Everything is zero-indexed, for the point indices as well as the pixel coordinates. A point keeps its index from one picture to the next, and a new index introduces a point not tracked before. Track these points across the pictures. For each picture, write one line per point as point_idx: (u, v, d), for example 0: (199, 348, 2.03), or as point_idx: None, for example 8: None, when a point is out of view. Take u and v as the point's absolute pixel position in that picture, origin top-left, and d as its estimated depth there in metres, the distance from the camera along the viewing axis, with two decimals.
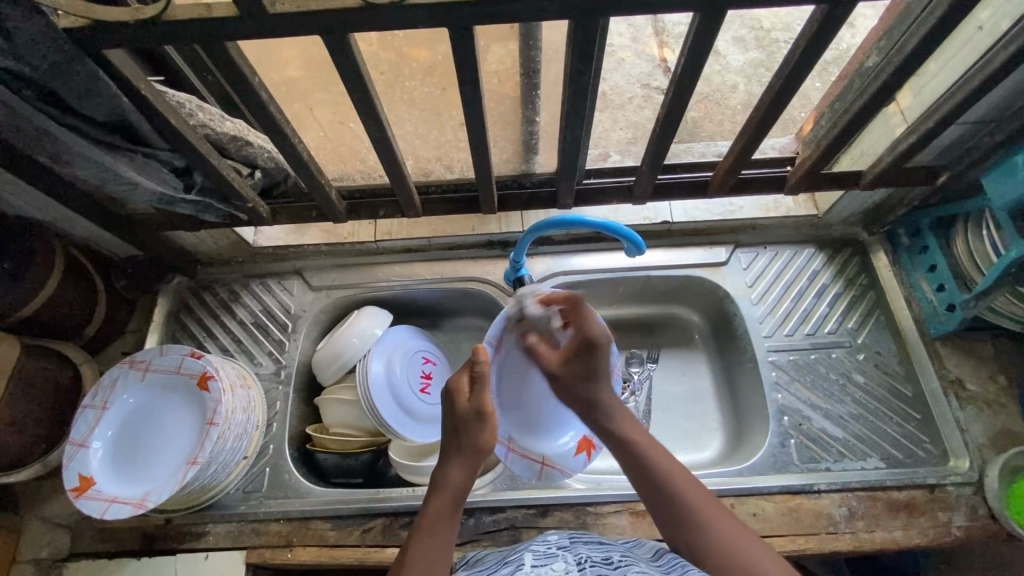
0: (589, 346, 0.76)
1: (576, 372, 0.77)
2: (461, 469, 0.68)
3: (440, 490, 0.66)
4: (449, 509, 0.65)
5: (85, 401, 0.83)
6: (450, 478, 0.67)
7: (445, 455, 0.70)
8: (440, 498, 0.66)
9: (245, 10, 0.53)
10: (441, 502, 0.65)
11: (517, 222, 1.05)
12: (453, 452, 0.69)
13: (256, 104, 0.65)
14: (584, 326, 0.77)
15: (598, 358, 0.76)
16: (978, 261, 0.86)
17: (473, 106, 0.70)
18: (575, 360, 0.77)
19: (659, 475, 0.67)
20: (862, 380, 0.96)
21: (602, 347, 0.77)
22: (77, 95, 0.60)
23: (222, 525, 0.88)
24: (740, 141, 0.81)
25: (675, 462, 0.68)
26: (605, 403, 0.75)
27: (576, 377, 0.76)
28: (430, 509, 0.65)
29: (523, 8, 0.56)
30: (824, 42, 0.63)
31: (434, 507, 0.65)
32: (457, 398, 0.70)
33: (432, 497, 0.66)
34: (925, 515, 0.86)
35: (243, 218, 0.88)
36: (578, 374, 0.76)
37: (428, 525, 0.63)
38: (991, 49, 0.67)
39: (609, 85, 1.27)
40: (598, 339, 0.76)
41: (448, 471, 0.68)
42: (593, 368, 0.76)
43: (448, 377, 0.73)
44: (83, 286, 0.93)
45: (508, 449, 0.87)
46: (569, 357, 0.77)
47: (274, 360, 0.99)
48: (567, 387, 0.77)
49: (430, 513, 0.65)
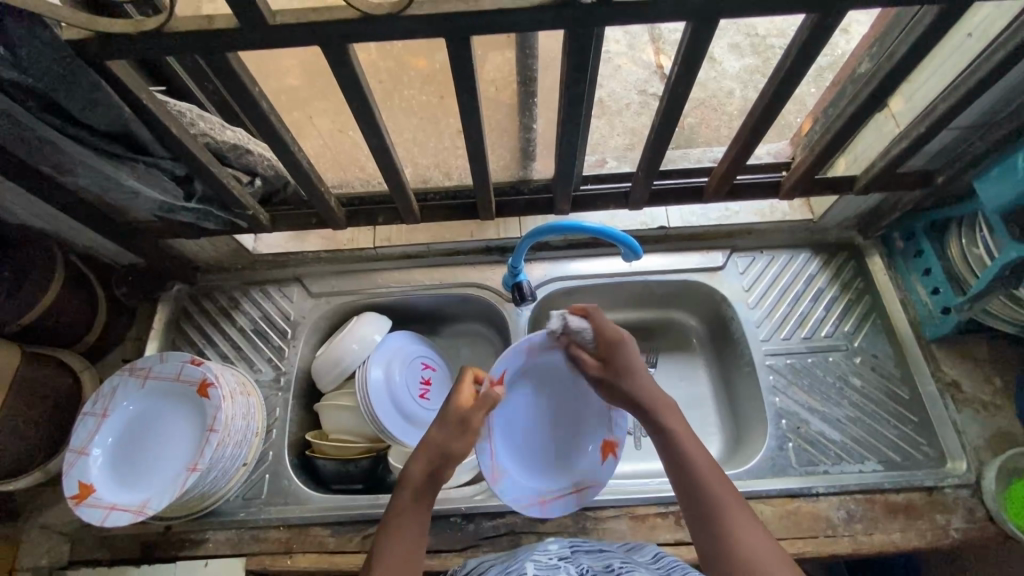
0: (615, 347, 0.78)
1: (611, 371, 0.79)
2: (425, 464, 0.69)
3: (403, 486, 0.68)
4: (412, 503, 0.67)
5: (85, 409, 0.84)
6: (412, 472, 0.69)
7: (418, 447, 0.72)
8: (403, 491, 0.68)
9: (246, 22, 0.54)
10: (405, 496, 0.68)
11: (515, 228, 1.08)
12: (421, 448, 0.71)
13: (256, 114, 0.66)
14: (604, 327, 0.80)
15: (629, 354, 0.78)
16: (971, 265, 0.86)
17: (470, 113, 0.70)
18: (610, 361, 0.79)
19: (694, 476, 0.67)
20: (858, 383, 0.96)
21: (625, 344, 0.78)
22: (79, 106, 0.61)
23: (222, 532, 0.89)
24: (734, 146, 0.82)
25: (712, 466, 0.68)
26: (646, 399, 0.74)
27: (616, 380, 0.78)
28: (398, 501, 0.68)
29: (518, 18, 0.57)
30: (815, 50, 0.64)
31: (397, 502, 0.67)
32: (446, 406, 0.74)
33: (398, 491, 0.69)
34: (923, 518, 0.86)
35: (242, 226, 0.89)
36: (614, 372, 0.78)
37: (391, 518, 0.66)
38: (980, 56, 0.68)
39: (606, 92, 1.28)
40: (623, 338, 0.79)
41: (412, 467, 0.69)
42: (625, 365, 0.77)
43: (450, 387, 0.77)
44: (84, 294, 0.93)
45: (546, 505, 0.84)
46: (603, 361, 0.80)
47: (273, 367, 1.00)
48: (608, 388, 0.79)
49: (395, 507, 0.67)
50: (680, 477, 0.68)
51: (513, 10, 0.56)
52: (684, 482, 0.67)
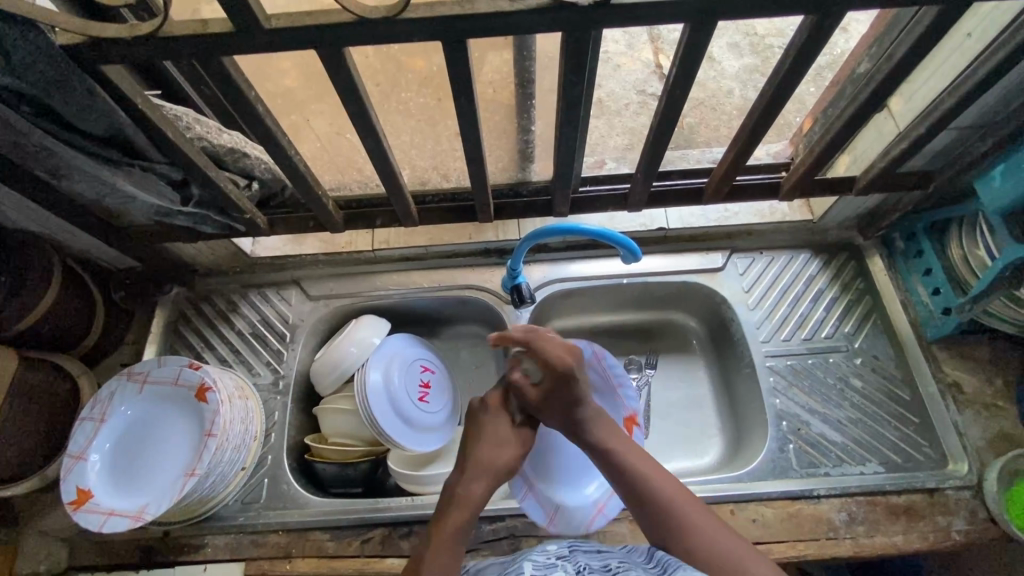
0: (560, 375, 0.72)
1: (561, 407, 0.73)
2: (484, 483, 0.69)
3: (460, 501, 0.67)
4: (466, 522, 0.66)
5: (82, 414, 0.83)
6: (473, 489, 0.69)
7: (472, 461, 0.71)
8: (459, 505, 0.67)
9: (242, 26, 0.54)
10: (458, 512, 0.67)
11: (514, 230, 1.07)
12: (478, 463, 0.70)
13: (252, 117, 0.65)
14: (550, 356, 0.73)
15: (575, 385, 0.72)
16: (973, 266, 0.86)
17: (466, 116, 0.70)
18: (555, 394, 0.72)
19: (647, 485, 0.66)
20: (859, 384, 0.96)
21: (575, 372, 0.73)
22: (74, 111, 0.61)
23: (221, 537, 0.88)
24: (732, 148, 0.82)
25: (662, 472, 0.68)
26: (591, 422, 0.72)
27: (557, 407, 0.73)
28: (447, 515, 0.67)
29: (516, 22, 0.57)
30: (816, 50, 0.63)
31: (451, 517, 0.66)
32: (502, 418, 0.75)
33: (451, 506, 0.68)
34: (925, 520, 0.86)
35: (240, 229, 0.88)
36: (560, 402, 0.72)
37: (443, 536, 0.64)
38: (980, 56, 0.68)
39: (604, 92, 1.28)
40: (574, 370, 0.72)
41: (471, 484, 0.69)
42: (571, 394, 0.72)
43: (488, 395, 0.77)
44: (82, 299, 0.93)
45: (611, 505, 0.85)
46: (548, 390, 0.72)
47: (272, 370, 0.99)
48: (551, 415, 0.73)
49: (447, 522, 0.66)
50: (628, 489, 0.67)
51: (511, 12, 0.55)
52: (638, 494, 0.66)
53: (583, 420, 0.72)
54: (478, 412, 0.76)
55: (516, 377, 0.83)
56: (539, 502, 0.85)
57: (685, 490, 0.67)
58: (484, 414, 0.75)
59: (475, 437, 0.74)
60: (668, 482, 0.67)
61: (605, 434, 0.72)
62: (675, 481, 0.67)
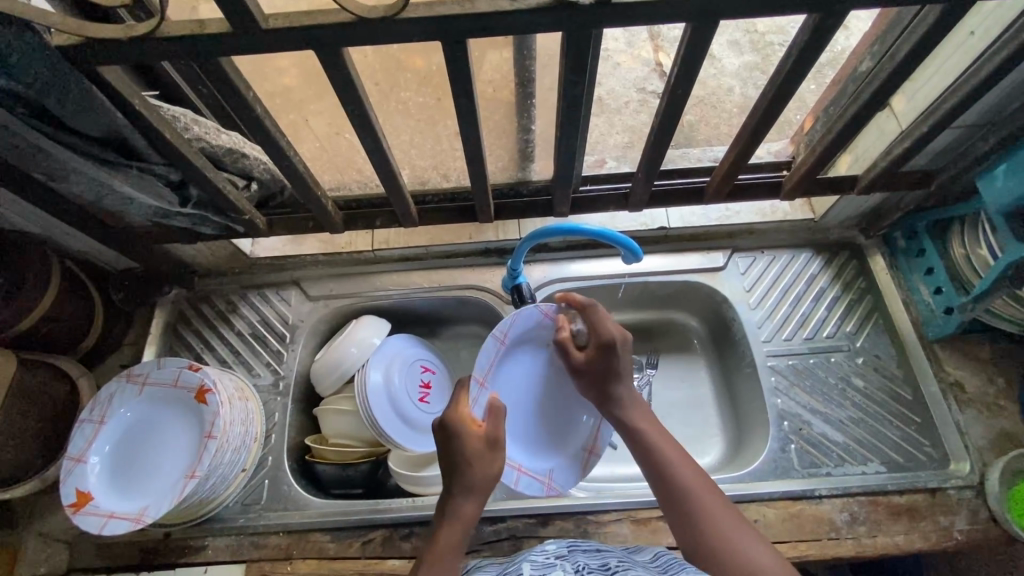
0: (604, 346, 0.76)
1: (599, 374, 0.77)
2: (472, 499, 0.67)
3: (451, 523, 0.65)
4: (460, 543, 0.64)
5: (81, 416, 0.83)
6: (461, 509, 0.66)
7: (451, 479, 0.68)
8: (450, 528, 0.65)
9: (240, 26, 0.53)
10: (451, 533, 0.65)
11: (514, 230, 1.07)
12: (462, 482, 0.67)
13: (251, 118, 0.65)
14: (600, 328, 0.78)
15: (614, 358, 0.76)
16: (975, 265, 0.86)
17: (466, 116, 0.70)
18: (596, 363, 0.77)
19: (670, 472, 0.66)
20: (860, 384, 0.96)
21: (617, 347, 0.76)
22: (70, 112, 0.60)
23: (221, 539, 0.88)
24: (734, 147, 0.81)
25: (690, 462, 0.67)
26: (623, 401, 0.75)
27: (595, 376, 0.77)
28: (440, 539, 0.64)
29: (516, 22, 0.56)
30: (818, 49, 0.63)
31: (444, 541, 0.64)
32: (469, 430, 0.69)
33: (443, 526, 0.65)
34: (927, 520, 0.86)
35: (239, 230, 0.88)
36: (598, 372, 0.77)
37: (438, 560, 0.63)
38: (984, 55, 0.67)
39: (604, 90, 1.27)
40: (615, 344, 0.76)
41: (458, 504, 0.66)
42: (609, 367, 0.76)
43: (448, 410, 0.71)
44: (80, 300, 0.92)
45: (597, 449, 0.91)
46: (591, 356, 0.78)
47: (272, 371, 0.99)
48: (589, 381, 0.79)
49: (441, 546, 0.64)
50: (652, 473, 0.67)
51: (511, 11, 0.55)
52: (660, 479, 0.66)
53: (619, 397, 0.75)
54: (441, 431, 0.71)
55: (474, 377, 0.85)
56: (530, 476, 0.88)
57: (710, 482, 0.65)
58: (449, 432, 0.69)
59: (446, 456, 0.69)
60: (692, 472, 0.65)
61: (637, 414, 0.73)
62: (701, 472, 0.66)
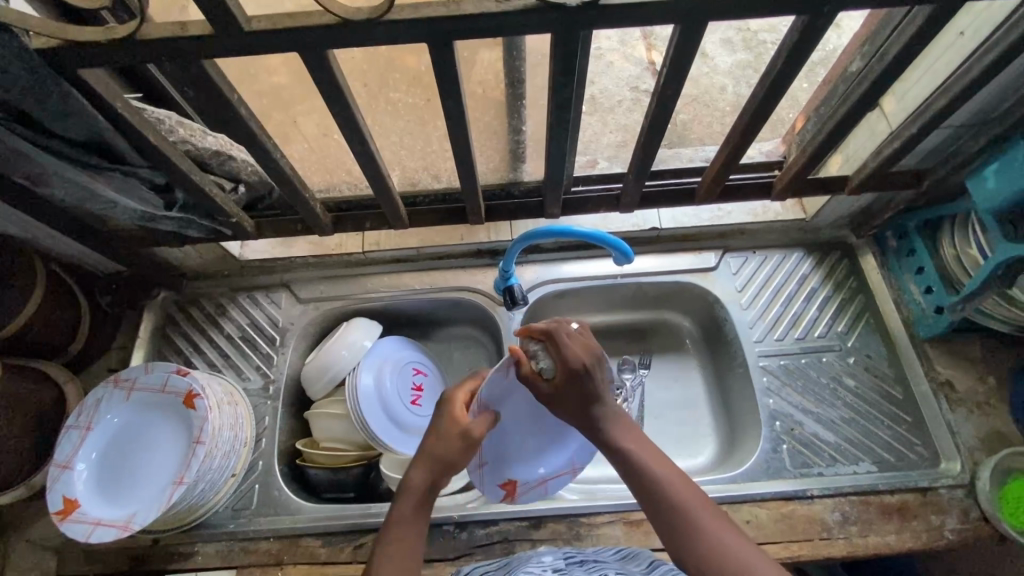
0: (573, 370, 0.65)
1: (574, 404, 0.66)
2: (429, 474, 0.65)
3: (404, 493, 0.64)
4: (414, 515, 0.64)
5: (68, 421, 0.82)
6: (415, 480, 0.64)
7: (422, 449, 0.67)
8: (405, 499, 0.64)
9: (222, 29, 0.52)
10: (406, 504, 0.64)
11: (506, 231, 1.06)
12: (426, 455, 0.65)
13: (235, 121, 0.64)
14: (567, 351, 0.66)
15: (587, 382, 0.65)
16: (964, 264, 0.86)
17: (455, 117, 0.69)
18: (568, 392, 0.66)
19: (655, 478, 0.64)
20: (852, 384, 0.96)
21: (591, 369, 0.66)
22: (51, 116, 0.59)
23: (211, 544, 0.87)
24: (725, 148, 0.81)
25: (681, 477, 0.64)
26: (603, 422, 0.66)
27: (571, 405, 0.66)
28: (395, 510, 0.64)
29: (502, 23, 0.56)
30: (808, 50, 0.62)
31: (400, 509, 0.64)
32: (449, 408, 0.67)
33: (400, 496, 0.65)
34: (918, 519, 0.86)
35: (226, 233, 0.87)
36: (571, 400, 0.66)
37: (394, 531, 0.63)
38: (973, 56, 0.67)
39: (597, 88, 1.27)
40: (587, 368, 0.65)
41: (414, 473, 0.65)
42: (584, 391, 0.66)
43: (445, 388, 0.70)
44: (67, 304, 0.91)
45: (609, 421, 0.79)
46: (559, 386, 0.66)
47: (262, 375, 0.98)
48: (563, 412, 0.67)
49: (395, 514, 0.64)
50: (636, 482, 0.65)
51: (498, 12, 0.54)
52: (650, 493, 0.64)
53: (596, 418, 0.67)
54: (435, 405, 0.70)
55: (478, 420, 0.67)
56: (553, 478, 0.81)
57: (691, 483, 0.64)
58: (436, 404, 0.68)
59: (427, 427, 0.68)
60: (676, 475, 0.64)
61: (620, 433, 0.67)
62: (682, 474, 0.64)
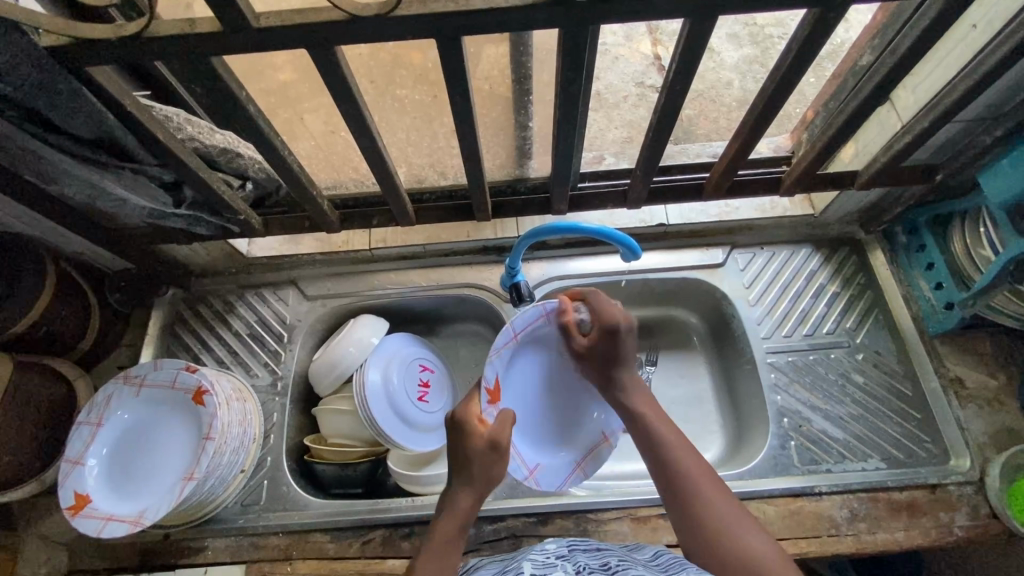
0: (605, 330, 0.77)
1: (602, 360, 0.78)
2: (472, 495, 0.67)
3: (447, 514, 0.66)
4: (455, 536, 0.64)
5: (79, 418, 0.83)
6: (457, 501, 0.66)
7: (454, 474, 0.69)
8: (446, 520, 0.65)
9: (229, 25, 0.52)
10: (448, 526, 0.65)
11: (513, 228, 1.06)
12: (463, 475, 0.68)
13: (244, 118, 0.64)
14: (604, 312, 0.78)
15: (619, 342, 0.76)
16: (975, 260, 0.85)
17: (463, 113, 0.69)
18: (598, 348, 0.78)
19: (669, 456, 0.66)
20: (860, 380, 0.95)
21: (622, 331, 0.76)
22: (61, 113, 0.60)
23: (221, 540, 0.88)
24: (733, 143, 0.81)
25: (701, 466, 0.66)
26: (626, 383, 0.76)
27: (600, 361, 0.78)
28: (436, 531, 0.65)
29: (510, 18, 0.55)
30: (818, 44, 0.62)
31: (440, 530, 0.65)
32: (471, 430, 0.70)
33: (440, 517, 0.66)
34: (927, 516, 0.85)
35: (234, 231, 0.88)
36: (601, 356, 0.78)
37: (435, 547, 0.63)
38: (986, 48, 0.67)
39: (603, 84, 1.26)
40: (618, 326, 0.76)
41: (455, 496, 0.67)
42: (615, 352, 0.77)
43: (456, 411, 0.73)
44: (77, 300, 0.92)
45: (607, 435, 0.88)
46: (593, 341, 0.79)
47: (270, 372, 0.99)
48: (592, 364, 0.79)
49: (436, 535, 0.64)
50: (655, 463, 0.67)
51: (506, 8, 0.54)
52: (659, 465, 0.67)
53: (621, 381, 0.76)
54: (451, 427, 0.72)
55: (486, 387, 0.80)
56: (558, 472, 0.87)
57: (709, 470, 0.66)
58: (454, 431, 0.71)
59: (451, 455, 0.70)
60: (692, 459, 0.66)
61: (639, 398, 0.74)
62: (703, 459, 0.66)
